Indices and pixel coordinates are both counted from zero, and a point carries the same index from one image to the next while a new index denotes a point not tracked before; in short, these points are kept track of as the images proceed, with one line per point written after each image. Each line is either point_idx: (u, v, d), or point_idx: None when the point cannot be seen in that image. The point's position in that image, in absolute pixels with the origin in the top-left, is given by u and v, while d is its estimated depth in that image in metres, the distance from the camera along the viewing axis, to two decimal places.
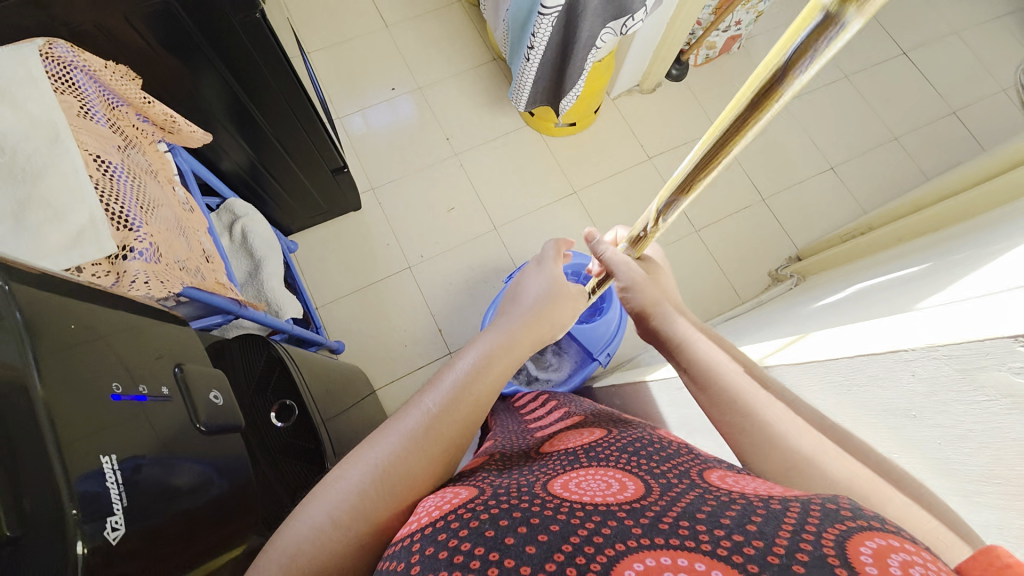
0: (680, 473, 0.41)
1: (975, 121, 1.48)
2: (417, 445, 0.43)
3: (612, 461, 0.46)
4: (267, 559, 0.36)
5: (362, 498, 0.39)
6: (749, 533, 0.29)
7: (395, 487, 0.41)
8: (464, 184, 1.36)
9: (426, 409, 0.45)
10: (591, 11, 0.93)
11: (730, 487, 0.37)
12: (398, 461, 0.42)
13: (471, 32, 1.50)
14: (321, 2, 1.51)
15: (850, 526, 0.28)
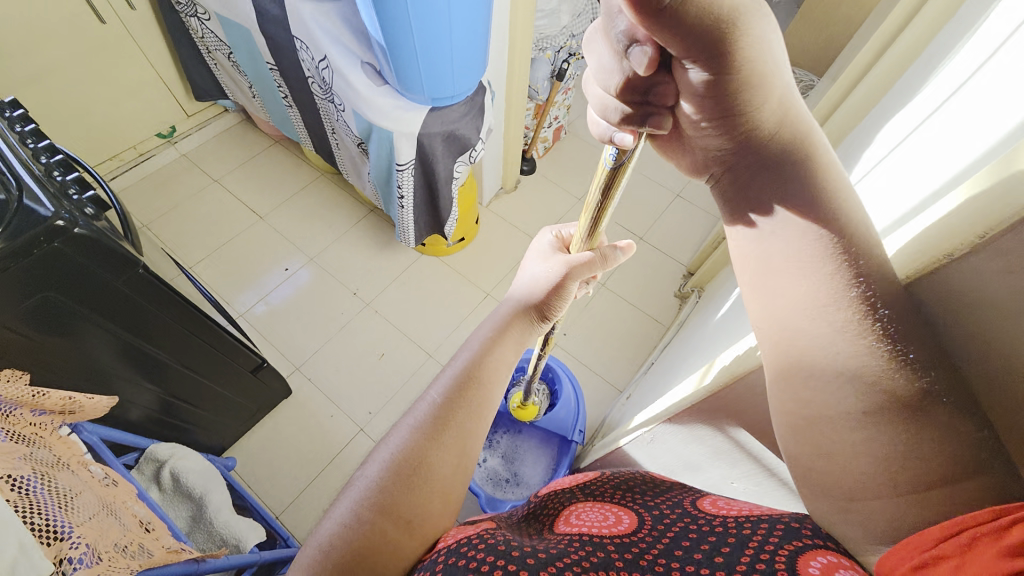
0: (672, 501, 0.44)
1: None
2: (426, 433, 0.45)
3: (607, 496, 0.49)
4: (304, 553, 0.41)
5: (380, 493, 0.42)
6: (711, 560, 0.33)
7: (405, 485, 0.43)
8: (386, 328, 1.39)
9: (433, 397, 0.48)
10: (440, 155, 1.09)
11: (719, 514, 0.39)
12: (414, 459, 0.44)
13: (343, 195, 1.62)
14: (190, 219, 1.56)
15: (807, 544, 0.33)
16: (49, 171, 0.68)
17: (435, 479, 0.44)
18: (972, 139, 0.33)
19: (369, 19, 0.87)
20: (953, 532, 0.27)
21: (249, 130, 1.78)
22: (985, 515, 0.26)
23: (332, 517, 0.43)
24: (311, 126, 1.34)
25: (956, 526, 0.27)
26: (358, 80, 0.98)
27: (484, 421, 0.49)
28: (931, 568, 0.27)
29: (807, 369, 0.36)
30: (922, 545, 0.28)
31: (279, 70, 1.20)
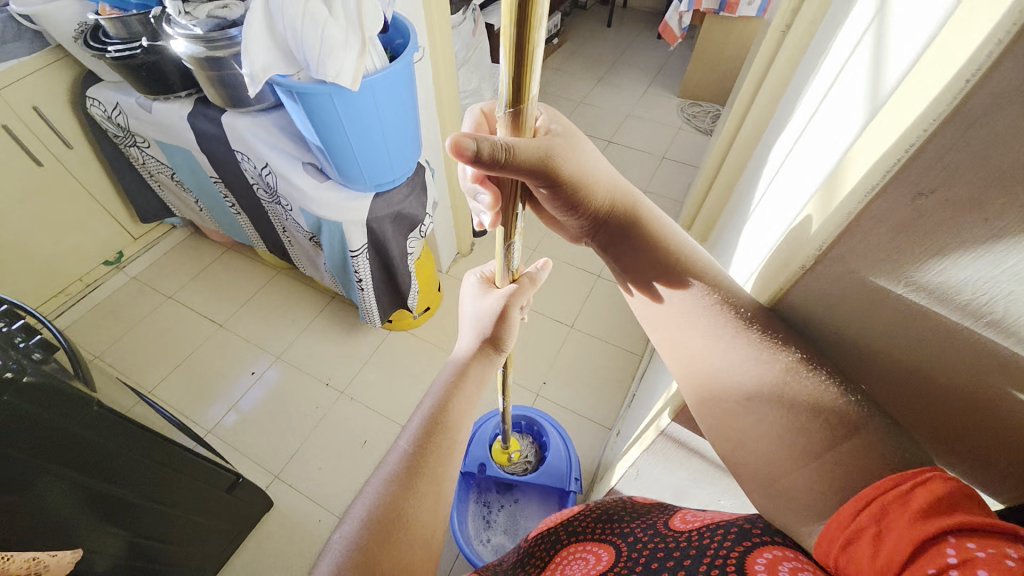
0: (646, 524, 0.44)
1: (679, 156, 2.06)
2: (403, 483, 0.45)
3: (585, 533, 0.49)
4: None
5: (363, 550, 0.40)
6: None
7: (395, 524, 0.42)
8: (365, 412, 1.36)
9: (403, 447, 0.48)
10: (392, 235, 1.13)
11: (687, 527, 0.40)
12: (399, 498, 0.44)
13: (302, 288, 1.63)
14: (146, 341, 1.52)
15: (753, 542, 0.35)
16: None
17: (417, 533, 0.43)
18: (808, 175, 0.41)
19: (304, 126, 0.93)
20: (869, 502, 0.31)
21: (200, 241, 1.79)
22: (887, 483, 0.31)
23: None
24: (262, 228, 1.37)
25: (867, 499, 0.31)
26: (302, 181, 1.03)
27: (459, 456, 0.51)
28: (858, 543, 0.30)
29: (754, 405, 0.39)
30: (846, 521, 0.31)
31: (223, 182, 1.24)
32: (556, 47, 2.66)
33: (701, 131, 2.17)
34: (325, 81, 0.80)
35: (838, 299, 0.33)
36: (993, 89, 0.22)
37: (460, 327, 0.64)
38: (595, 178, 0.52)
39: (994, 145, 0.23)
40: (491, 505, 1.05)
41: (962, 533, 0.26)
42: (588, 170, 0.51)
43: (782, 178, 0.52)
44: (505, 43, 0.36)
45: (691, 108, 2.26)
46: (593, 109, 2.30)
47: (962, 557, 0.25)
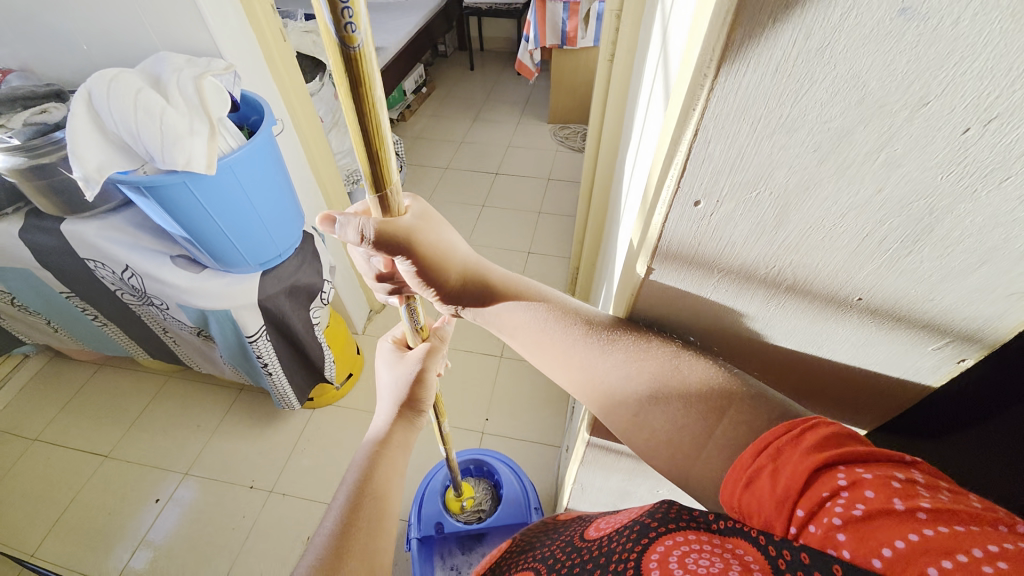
0: (569, 549, 0.41)
1: (563, 175, 2.21)
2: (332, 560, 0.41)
3: (513, 567, 0.48)
4: None
5: None
6: None
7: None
8: (301, 506, 1.23)
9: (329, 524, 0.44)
10: (291, 310, 1.06)
11: (606, 537, 0.38)
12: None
13: (203, 388, 1.46)
14: (9, 501, 1.26)
15: (653, 537, 0.33)
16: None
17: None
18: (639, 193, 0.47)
19: (163, 220, 0.86)
20: (765, 444, 0.31)
21: (63, 365, 1.54)
22: (780, 429, 0.31)
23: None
24: (138, 336, 1.22)
25: (767, 441, 0.31)
26: (174, 276, 0.94)
27: (392, 526, 0.47)
28: (759, 480, 0.30)
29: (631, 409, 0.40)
30: (747, 465, 0.31)
31: (78, 296, 1.10)
32: (427, 94, 2.74)
33: (577, 149, 2.35)
34: (175, 170, 0.75)
35: (676, 296, 0.37)
36: (715, 116, 0.26)
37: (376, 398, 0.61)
38: (447, 255, 0.51)
39: (735, 156, 0.27)
40: (461, 566, 0.98)
41: (846, 461, 0.28)
42: (437, 239, 0.50)
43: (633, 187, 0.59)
44: (346, 109, 0.35)
45: (563, 131, 2.45)
46: (476, 146, 2.40)
47: (853, 480, 0.27)
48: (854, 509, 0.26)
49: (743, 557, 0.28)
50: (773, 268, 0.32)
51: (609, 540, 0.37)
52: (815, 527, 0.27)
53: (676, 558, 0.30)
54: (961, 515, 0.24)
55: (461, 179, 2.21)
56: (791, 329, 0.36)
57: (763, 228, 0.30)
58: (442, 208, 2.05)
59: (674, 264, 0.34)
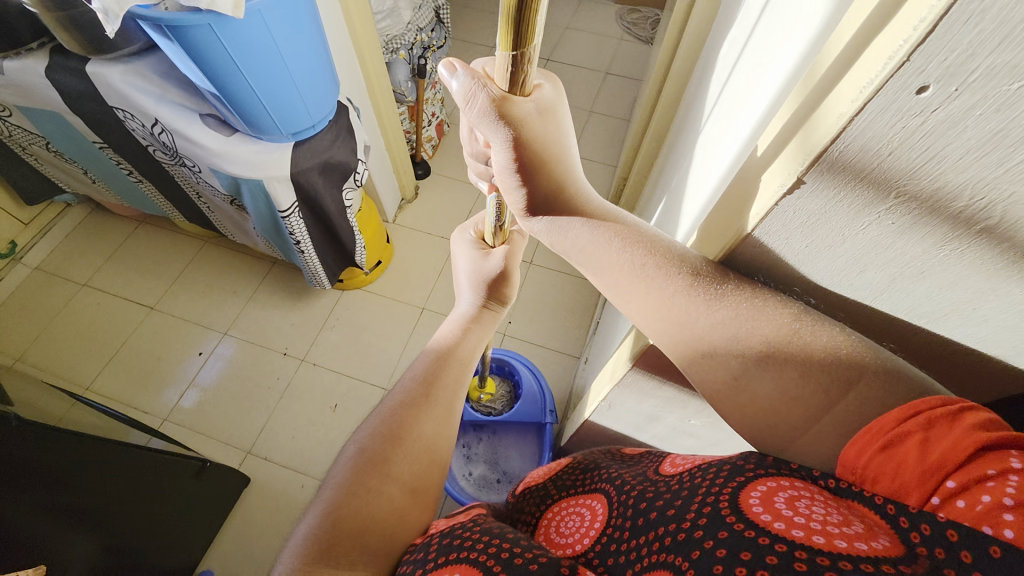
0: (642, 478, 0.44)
1: (622, 70, 1.96)
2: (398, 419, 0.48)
3: (579, 487, 0.52)
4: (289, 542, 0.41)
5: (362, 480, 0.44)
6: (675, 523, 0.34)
7: (389, 453, 0.46)
8: (330, 377, 1.32)
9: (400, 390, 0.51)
10: (323, 188, 1.02)
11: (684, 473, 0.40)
12: (389, 439, 0.47)
13: (238, 257, 1.49)
14: (69, 336, 1.38)
15: (748, 476, 0.34)
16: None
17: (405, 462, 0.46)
18: (759, 85, 0.37)
19: (190, 71, 0.78)
20: (911, 413, 0.29)
21: (106, 217, 1.58)
22: (933, 400, 0.29)
23: (301, 526, 0.43)
24: (174, 197, 1.21)
25: (914, 408, 0.29)
26: (204, 136, 0.89)
27: (456, 413, 0.53)
28: (900, 446, 0.28)
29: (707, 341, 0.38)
30: (882, 430, 0.29)
31: (111, 148, 1.07)
32: None
33: (642, 40, 2.04)
34: (199, 9, 0.66)
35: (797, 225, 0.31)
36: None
37: (456, 284, 0.66)
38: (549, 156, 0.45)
39: (1018, 21, 0.19)
40: (471, 447, 1.06)
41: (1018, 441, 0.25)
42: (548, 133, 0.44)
43: (735, 81, 0.48)
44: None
45: (629, 16, 2.12)
46: None
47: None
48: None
49: (866, 521, 0.27)
50: (978, 202, 0.25)
51: (694, 472, 0.39)
52: (964, 503, 0.25)
53: (783, 500, 0.31)
54: None
55: None
56: (950, 284, 0.30)
57: (998, 142, 0.22)
58: None
59: (840, 178, 0.27)
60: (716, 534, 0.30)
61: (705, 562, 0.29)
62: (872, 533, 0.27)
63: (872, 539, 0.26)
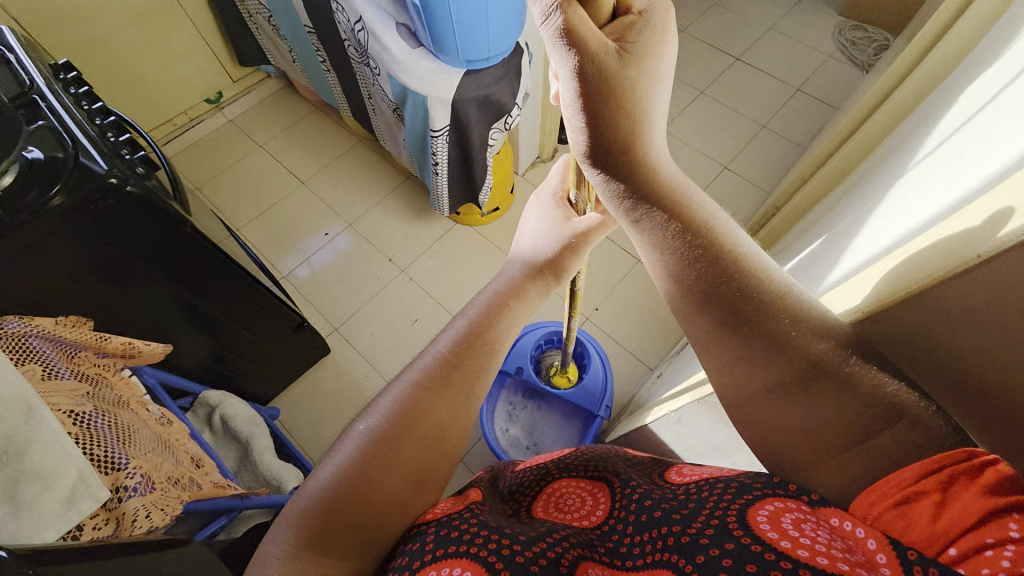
0: (643, 472, 0.48)
1: (817, 91, 1.74)
2: (432, 387, 0.46)
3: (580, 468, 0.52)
4: (300, 497, 0.40)
5: (391, 447, 0.42)
6: (672, 522, 0.37)
7: (422, 413, 0.45)
8: (420, 294, 1.42)
9: (435, 352, 0.49)
10: (475, 121, 1.06)
11: (685, 481, 0.42)
12: (432, 397, 0.46)
13: (380, 162, 1.64)
14: (236, 185, 1.63)
15: (756, 494, 0.35)
16: (91, 117, 0.72)
17: (431, 431, 0.45)
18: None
19: None
20: (936, 467, 0.30)
21: (292, 96, 1.80)
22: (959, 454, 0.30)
23: (327, 465, 0.42)
24: (350, 93, 1.35)
25: (935, 471, 0.31)
26: (394, 43, 0.97)
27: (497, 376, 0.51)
28: (914, 505, 0.30)
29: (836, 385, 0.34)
30: (903, 482, 0.31)
31: (316, 33, 1.21)
32: None
33: (855, 64, 1.79)
34: None
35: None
36: None
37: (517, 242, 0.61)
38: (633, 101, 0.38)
39: None
40: (516, 404, 1.10)
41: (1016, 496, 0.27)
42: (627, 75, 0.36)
43: (997, 109, 0.41)
44: None
45: (850, 34, 1.85)
46: (730, 16, 1.95)
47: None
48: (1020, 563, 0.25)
49: (870, 556, 0.29)
50: None
51: (704, 481, 0.39)
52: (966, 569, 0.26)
53: (790, 519, 0.32)
54: None
55: (693, 50, 1.86)
56: None
57: None
58: None
59: None
60: (723, 545, 0.32)
61: (709, 567, 0.31)
62: (875, 566, 0.28)
63: (875, 570, 0.28)
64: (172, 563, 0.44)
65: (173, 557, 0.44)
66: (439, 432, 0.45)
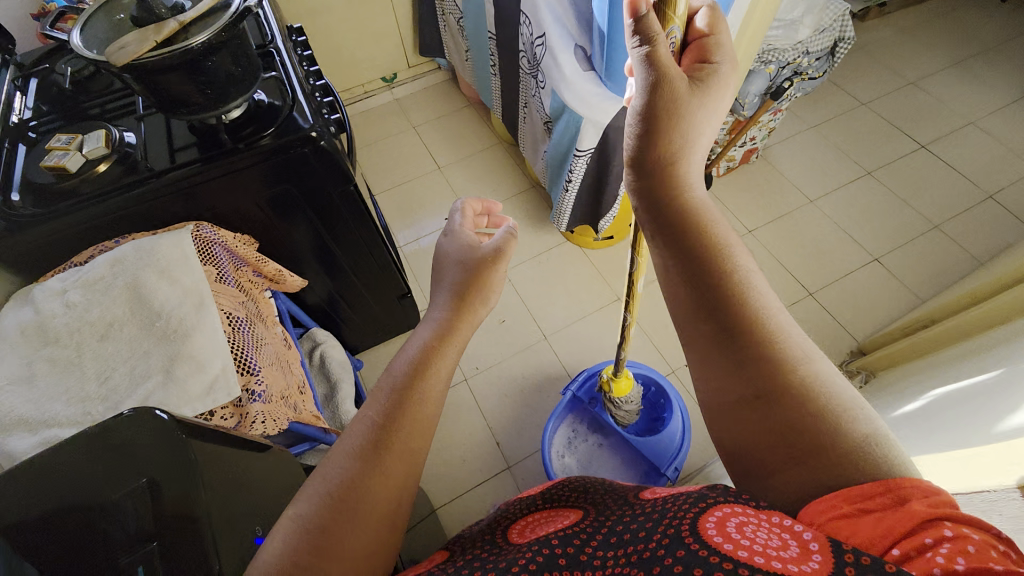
0: (619, 499, 0.51)
1: (1014, 202, 1.50)
2: (374, 437, 0.42)
3: (565, 501, 0.55)
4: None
5: (343, 502, 0.39)
6: (635, 534, 0.39)
7: (370, 463, 0.41)
8: (514, 297, 1.46)
9: (373, 413, 0.43)
10: (621, 150, 1.06)
11: (653, 500, 0.45)
12: (361, 470, 0.40)
13: (512, 166, 1.71)
14: (384, 155, 1.79)
15: (709, 501, 0.38)
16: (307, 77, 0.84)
17: (387, 473, 0.41)
18: None
19: (597, 4, 0.88)
20: (879, 493, 0.33)
21: (452, 88, 1.95)
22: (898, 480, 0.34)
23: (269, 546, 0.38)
24: (508, 97, 1.43)
25: (890, 486, 0.33)
26: (567, 62, 1.02)
27: (438, 409, 0.45)
28: (862, 519, 0.33)
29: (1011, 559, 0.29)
30: (853, 498, 0.34)
31: (496, 38, 1.30)
32: (913, 3, 2.05)
33: None
34: None
35: None
36: None
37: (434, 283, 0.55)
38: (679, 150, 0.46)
39: None
40: (579, 434, 1.07)
41: (962, 524, 0.30)
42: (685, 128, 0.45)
43: None
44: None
45: None
46: (924, 98, 1.76)
47: (958, 535, 0.29)
48: (953, 559, 0.28)
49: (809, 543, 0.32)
50: None
51: (669, 500, 0.42)
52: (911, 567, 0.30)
53: (734, 523, 0.35)
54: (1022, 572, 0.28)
55: (870, 126, 1.70)
56: None
57: None
58: (816, 146, 1.66)
59: None
60: (676, 551, 0.34)
61: (662, 571, 0.33)
62: (807, 556, 0.31)
63: (806, 561, 0.30)
64: (270, 473, 0.49)
65: (272, 467, 0.49)
66: (381, 502, 0.40)
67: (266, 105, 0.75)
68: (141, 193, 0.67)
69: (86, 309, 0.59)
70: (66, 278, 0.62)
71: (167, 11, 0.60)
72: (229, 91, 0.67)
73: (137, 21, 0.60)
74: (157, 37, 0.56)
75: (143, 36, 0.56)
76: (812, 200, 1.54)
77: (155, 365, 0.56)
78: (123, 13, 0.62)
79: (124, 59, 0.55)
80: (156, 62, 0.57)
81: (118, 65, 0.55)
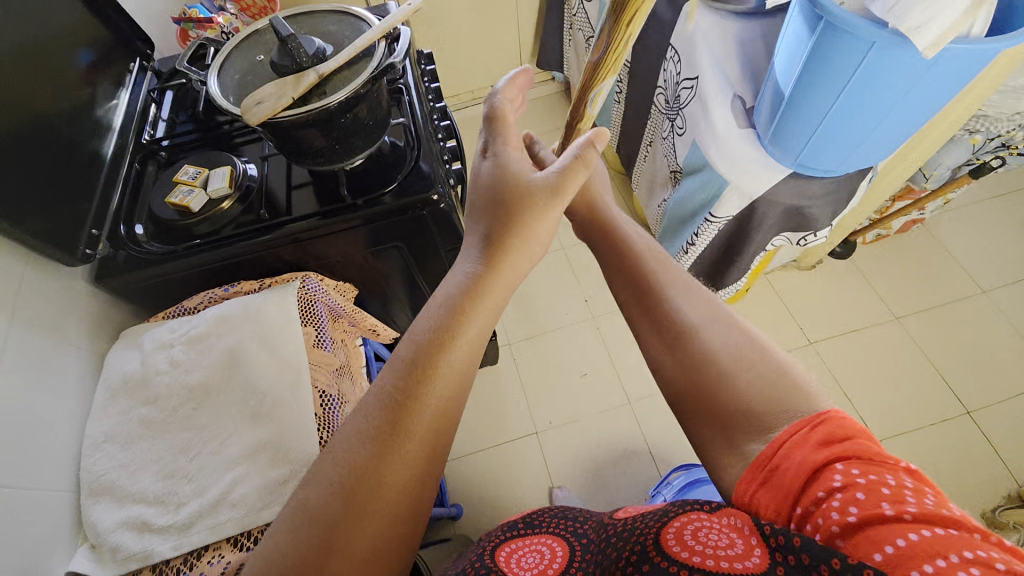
0: (592, 522, 0.60)
1: None
2: (377, 423, 0.41)
3: (542, 528, 0.62)
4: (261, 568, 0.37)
5: (339, 495, 0.39)
6: (615, 551, 0.47)
7: (377, 445, 0.40)
8: (600, 348, 1.34)
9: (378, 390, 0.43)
10: (767, 226, 0.92)
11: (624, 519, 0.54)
12: (374, 463, 0.39)
13: (617, 198, 1.57)
14: None
15: (672, 513, 0.46)
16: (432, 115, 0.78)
17: (393, 467, 0.40)
18: None
19: (784, 61, 0.71)
20: (782, 448, 0.39)
21: (563, 103, 1.83)
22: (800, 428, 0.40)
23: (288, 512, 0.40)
24: (630, 130, 1.29)
25: (790, 435, 0.40)
26: (721, 116, 0.85)
27: (468, 374, 0.44)
28: (776, 476, 0.39)
29: None
30: (767, 463, 0.40)
31: (630, 68, 1.17)
32: None
33: None
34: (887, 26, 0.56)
35: None
36: None
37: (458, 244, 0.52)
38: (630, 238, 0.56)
39: None
40: None
41: (852, 461, 0.37)
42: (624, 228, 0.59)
43: None
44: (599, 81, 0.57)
45: None
46: None
47: (846, 484, 0.36)
48: (847, 511, 0.34)
49: (749, 541, 0.38)
50: None
51: (636, 520, 0.51)
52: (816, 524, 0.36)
53: (689, 535, 0.41)
54: (941, 520, 0.32)
55: None
56: None
57: None
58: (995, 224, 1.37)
59: None
60: (648, 562, 0.41)
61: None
62: (748, 553, 0.37)
63: (748, 558, 0.37)
64: None
65: None
66: (396, 491, 0.39)
67: (388, 153, 0.69)
68: (253, 242, 0.64)
69: (187, 368, 0.56)
70: (176, 326, 0.59)
71: (309, 60, 0.54)
72: (354, 142, 0.63)
73: (277, 68, 0.54)
74: (296, 93, 0.51)
75: (281, 91, 0.51)
76: (985, 290, 1.31)
77: (241, 451, 0.52)
78: (263, 53, 0.57)
79: (259, 117, 0.51)
80: (292, 120, 0.52)
81: (252, 123, 0.50)
